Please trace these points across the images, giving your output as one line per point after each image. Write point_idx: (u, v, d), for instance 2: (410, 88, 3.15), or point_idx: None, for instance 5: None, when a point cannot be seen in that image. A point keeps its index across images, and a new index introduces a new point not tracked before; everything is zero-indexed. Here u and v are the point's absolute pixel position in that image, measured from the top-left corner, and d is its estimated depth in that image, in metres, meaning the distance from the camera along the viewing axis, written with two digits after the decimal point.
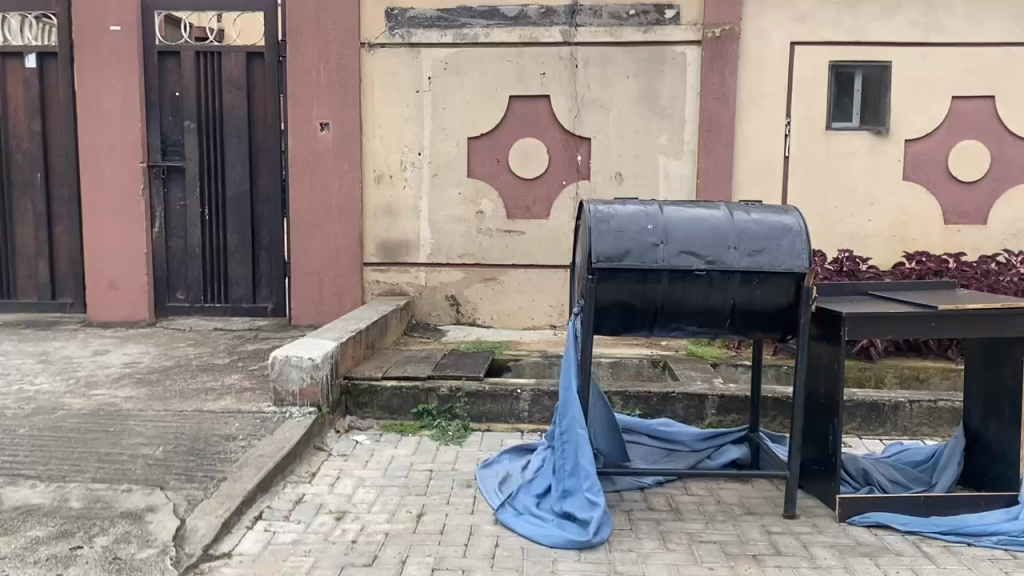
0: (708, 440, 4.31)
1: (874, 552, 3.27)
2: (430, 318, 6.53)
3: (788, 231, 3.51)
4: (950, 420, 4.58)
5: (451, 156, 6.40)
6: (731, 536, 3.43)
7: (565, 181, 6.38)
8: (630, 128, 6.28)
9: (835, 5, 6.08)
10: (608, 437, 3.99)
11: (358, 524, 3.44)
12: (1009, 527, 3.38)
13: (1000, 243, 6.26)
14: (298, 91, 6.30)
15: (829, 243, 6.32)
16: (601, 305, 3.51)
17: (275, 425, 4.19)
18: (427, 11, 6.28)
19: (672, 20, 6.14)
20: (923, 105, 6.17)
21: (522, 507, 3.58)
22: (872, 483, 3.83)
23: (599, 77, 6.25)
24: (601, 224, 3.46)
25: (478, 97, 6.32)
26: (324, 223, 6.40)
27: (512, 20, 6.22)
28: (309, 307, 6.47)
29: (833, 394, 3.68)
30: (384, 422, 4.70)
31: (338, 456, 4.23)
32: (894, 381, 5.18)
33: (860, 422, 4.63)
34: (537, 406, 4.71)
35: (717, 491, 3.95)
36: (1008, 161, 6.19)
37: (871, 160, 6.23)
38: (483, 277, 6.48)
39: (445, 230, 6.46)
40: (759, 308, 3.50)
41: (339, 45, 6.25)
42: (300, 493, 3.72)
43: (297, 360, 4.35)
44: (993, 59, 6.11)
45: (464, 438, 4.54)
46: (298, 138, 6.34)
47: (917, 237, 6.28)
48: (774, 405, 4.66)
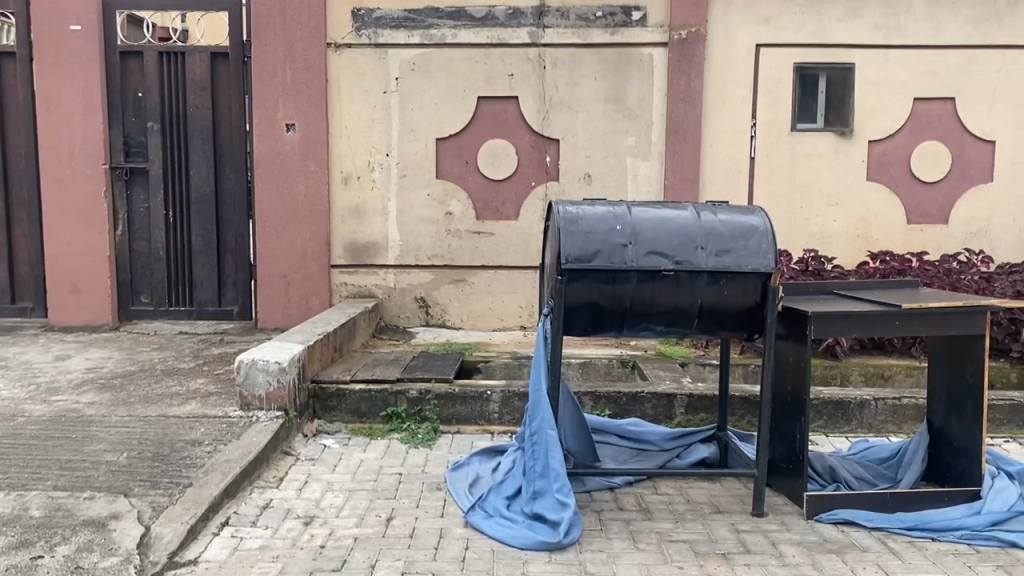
0: (677, 440, 4.33)
1: (841, 549, 3.30)
2: (399, 320, 6.50)
3: (755, 232, 3.54)
4: (914, 417, 4.65)
5: (419, 157, 6.37)
6: (701, 535, 3.44)
7: (534, 182, 6.38)
8: (598, 129, 6.30)
9: (799, 7, 6.14)
10: (578, 437, 3.99)
11: (327, 529, 3.41)
12: (972, 522, 3.44)
13: (961, 242, 6.36)
14: (264, 91, 6.23)
15: (794, 243, 6.39)
16: (570, 305, 3.51)
17: (241, 429, 4.14)
18: (394, 11, 6.24)
19: (638, 22, 6.17)
20: (885, 106, 6.26)
21: (493, 509, 3.56)
22: (839, 480, 3.87)
23: (567, 78, 6.25)
24: (570, 225, 3.45)
25: (447, 98, 6.30)
26: (291, 225, 6.34)
27: (480, 21, 6.21)
28: (276, 310, 6.40)
29: (799, 391, 3.71)
30: (353, 426, 4.66)
31: (306, 460, 4.19)
32: (859, 379, 5.27)
33: (827, 420, 4.68)
34: (507, 407, 4.71)
35: (686, 490, 3.97)
36: (968, 162, 6.30)
37: (835, 161, 6.31)
38: (453, 278, 6.46)
39: (414, 231, 6.43)
40: (726, 307, 3.53)
41: (305, 45, 6.20)
42: (267, 498, 3.68)
43: (263, 363, 4.30)
44: (953, 62, 6.22)
45: (434, 441, 4.51)
46: (264, 138, 6.27)
47: (881, 236, 6.37)
48: (741, 404, 4.70)
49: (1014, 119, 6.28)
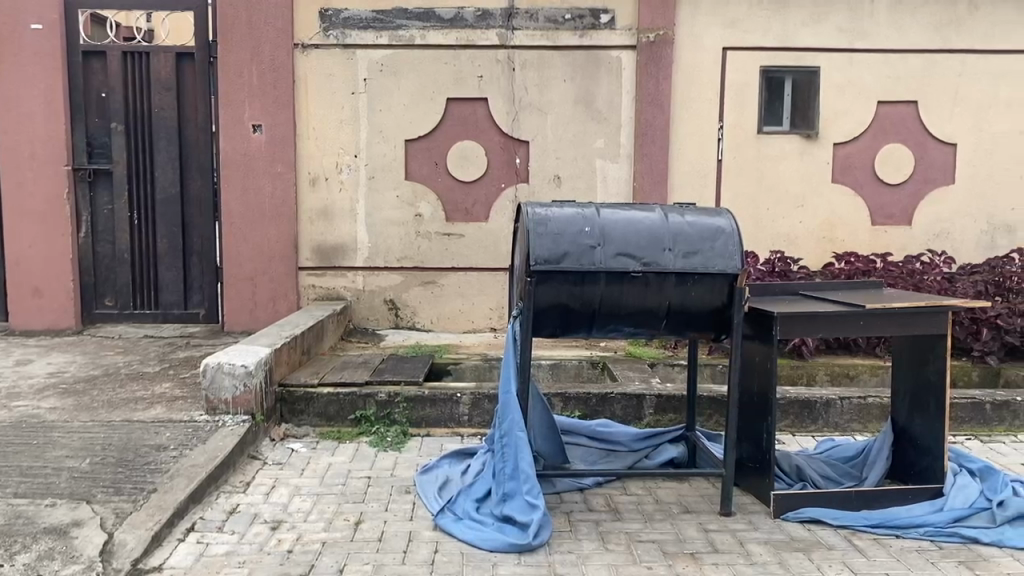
0: (646, 440, 4.35)
1: (807, 547, 3.34)
2: (368, 322, 6.46)
3: (721, 233, 3.57)
4: (879, 416, 4.71)
5: (388, 158, 6.34)
6: (670, 535, 3.46)
7: (503, 184, 6.38)
8: (567, 131, 6.31)
9: (765, 11, 6.21)
10: (547, 438, 4.00)
11: (294, 534, 3.38)
12: (935, 519, 3.50)
13: (925, 243, 6.46)
14: (230, 92, 6.17)
15: (761, 244, 6.45)
16: (540, 307, 3.51)
17: (207, 434, 4.09)
18: (362, 11, 6.21)
19: (607, 25, 6.20)
20: (850, 109, 6.34)
21: (462, 512, 3.55)
22: (805, 479, 3.91)
23: (536, 80, 6.26)
24: (539, 227, 3.45)
25: (415, 99, 6.28)
26: (258, 227, 6.28)
27: (449, 22, 6.20)
28: (243, 313, 6.34)
29: (766, 390, 3.74)
30: (321, 430, 4.63)
31: (273, 464, 4.15)
32: (825, 379, 5.32)
33: (794, 419, 4.73)
34: (477, 409, 4.70)
35: (654, 491, 3.99)
36: (931, 164, 6.41)
37: (801, 163, 6.38)
38: (422, 280, 6.44)
39: (383, 233, 6.40)
40: (694, 308, 3.55)
41: (272, 45, 6.15)
42: (233, 503, 3.64)
43: (229, 367, 4.25)
44: (916, 66, 6.31)
45: (403, 444, 4.49)
46: (230, 139, 6.21)
47: (846, 238, 6.45)
48: (709, 404, 4.73)
49: (975, 122, 6.39)
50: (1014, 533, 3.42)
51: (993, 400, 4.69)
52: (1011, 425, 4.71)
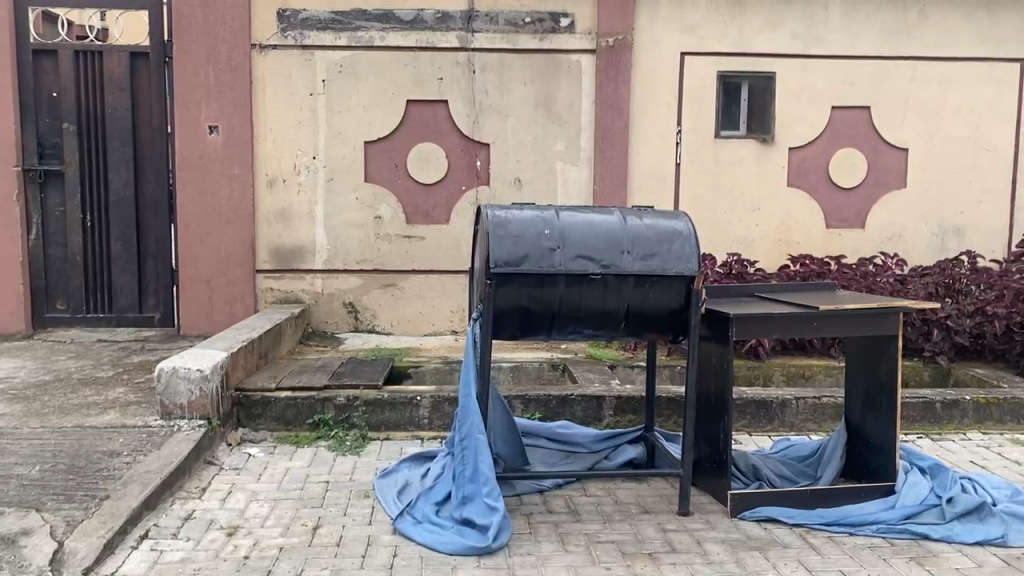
0: (606, 441, 4.38)
1: (763, 546, 3.38)
2: (327, 325, 6.40)
3: (679, 236, 3.61)
4: (833, 415, 4.79)
5: (347, 160, 6.30)
6: (628, 535, 3.48)
7: (464, 186, 6.37)
8: (527, 134, 6.33)
9: (721, 17, 6.31)
10: (507, 441, 4.00)
11: (251, 539, 3.34)
12: (887, 516, 3.57)
13: (877, 245, 6.58)
14: (186, 92, 6.09)
15: (718, 246, 6.53)
16: (499, 310, 3.51)
17: (162, 439, 4.03)
18: (321, 12, 6.17)
19: (567, 28, 6.23)
20: (805, 114, 6.44)
21: (421, 516, 3.54)
22: (761, 478, 3.96)
23: (497, 82, 6.27)
24: (498, 229, 3.45)
25: (375, 100, 6.25)
26: (215, 230, 6.20)
27: (409, 24, 6.19)
28: (199, 316, 6.25)
29: (722, 390, 3.78)
30: (278, 434, 4.58)
31: (230, 470, 4.10)
32: (781, 378, 5.46)
33: (750, 419, 4.79)
34: (437, 412, 4.68)
35: (614, 491, 4.01)
36: (883, 168, 6.54)
37: (757, 167, 6.47)
38: (382, 283, 6.40)
39: (342, 235, 6.35)
40: (652, 309, 3.58)
41: (229, 45, 6.08)
42: (189, 509, 3.58)
43: (184, 371, 4.18)
44: (868, 72, 6.45)
45: (362, 448, 4.46)
46: (185, 141, 6.13)
47: (802, 240, 6.55)
48: (668, 405, 4.77)
49: (925, 128, 6.53)
50: (962, 529, 3.49)
51: (942, 399, 4.79)
52: (960, 423, 4.82)
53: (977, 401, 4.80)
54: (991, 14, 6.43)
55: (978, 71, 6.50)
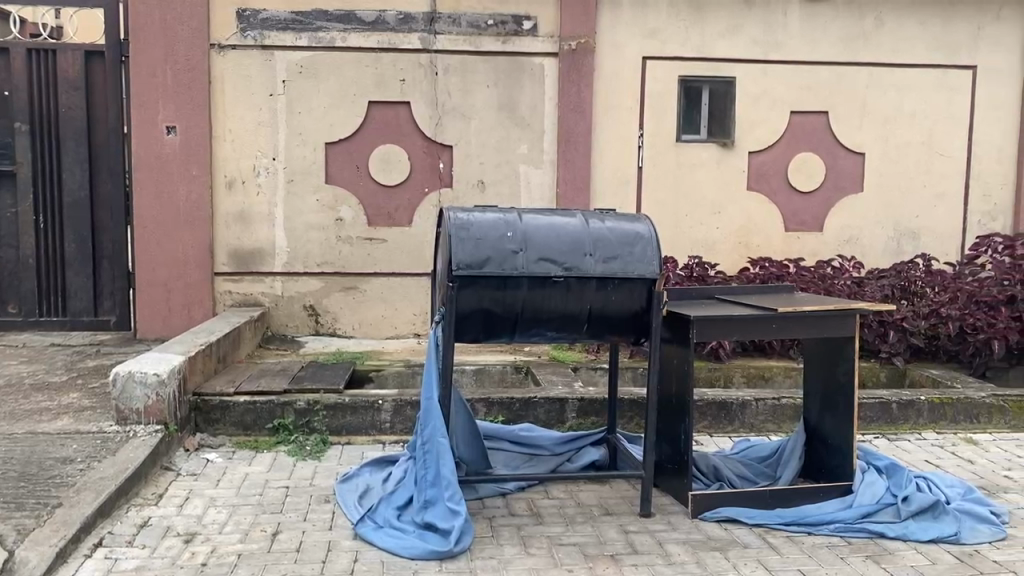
0: (568, 443, 4.38)
1: (723, 546, 3.41)
2: (287, 329, 6.33)
3: (640, 239, 3.62)
4: (792, 416, 4.84)
5: (308, 162, 6.24)
6: (590, 537, 3.49)
7: (427, 189, 6.34)
8: (490, 136, 6.32)
9: (682, 22, 6.37)
10: (470, 444, 3.98)
11: (208, 546, 3.28)
12: (844, 515, 3.62)
13: (835, 249, 6.68)
14: (143, 92, 5.99)
15: (679, 249, 6.57)
16: (461, 313, 3.49)
17: (117, 445, 3.95)
18: (281, 12, 6.11)
19: (529, 31, 6.24)
20: (764, 119, 6.52)
21: (382, 520, 3.51)
22: (722, 479, 3.99)
23: (459, 84, 6.25)
24: (460, 232, 3.44)
25: (337, 101, 6.20)
26: (172, 232, 6.10)
27: (370, 25, 6.15)
28: (156, 320, 6.14)
29: (683, 392, 3.80)
30: (237, 439, 4.51)
31: (187, 475, 4.03)
32: (741, 380, 5.52)
33: (711, 420, 4.82)
34: (399, 416, 4.65)
35: (577, 493, 4.02)
36: (841, 173, 6.64)
37: (717, 171, 6.53)
38: (344, 286, 6.34)
39: (303, 237, 6.29)
40: (614, 312, 3.59)
41: (187, 45, 5.99)
42: (144, 516, 3.52)
43: (141, 375, 4.11)
44: (826, 78, 6.55)
45: (323, 452, 4.41)
46: (142, 141, 6.03)
47: (761, 243, 6.63)
48: (631, 407, 4.80)
49: (881, 133, 6.65)
50: (917, 527, 3.56)
51: (898, 400, 4.88)
52: (915, 423, 4.90)
53: (931, 401, 4.89)
54: (944, 22, 6.57)
55: (932, 77, 6.63)
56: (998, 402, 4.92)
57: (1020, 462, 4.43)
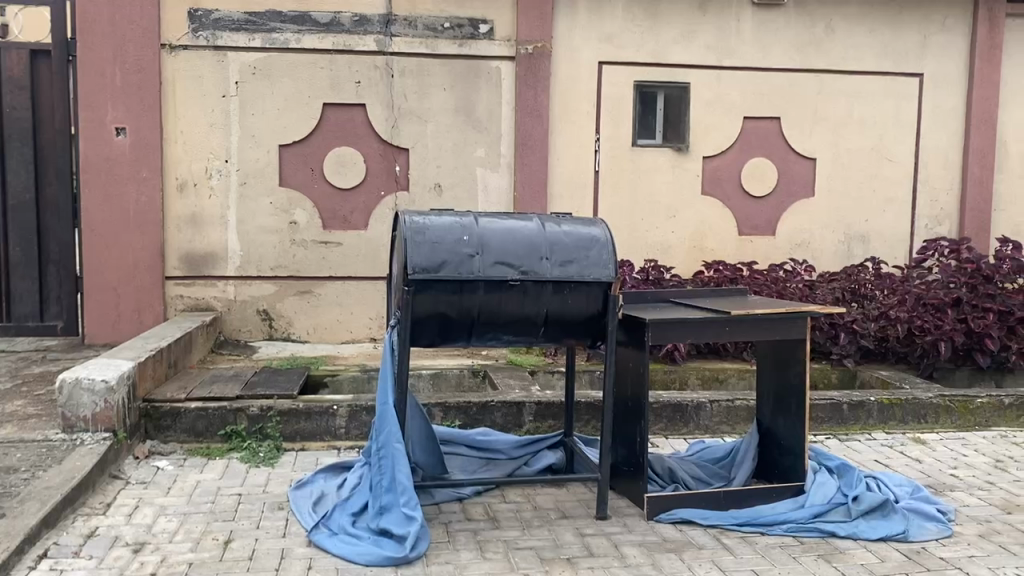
0: (524, 447, 4.38)
1: (679, 547, 3.43)
2: (240, 334, 6.23)
3: (596, 242, 3.64)
4: (746, 417, 4.90)
5: (262, 164, 6.16)
6: (547, 541, 3.49)
7: (383, 192, 6.30)
8: (447, 139, 6.31)
9: (638, 28, 6.43)
10: (426, 449, 3.96)
11: (158, 556, 3.22)
12: (797, 515, 3.67)
13: (787, 252, 6.78)
14: (91, 92, 5.88)
15: (635, 252, 6.62)
16: (418, 317, 3.47)
17: (62, 454, 3.85)
18: (234, 13, 6.03)
19: (486, 35, 6.25)
20: (719, 124, 6.60)
21: (337, 527, 3.47)
22: (677, 481, 4.02)
23: (415, 87, 6.23)
24: (417, 235, 3.42)
25: (291, 104, 6.13)
26: (122, 236, 5.99)
27: (325, 26, 6.10)
28: (105, 325, 6.01)
29: (639, 394, 3.83)
30: (188, 446, 4.43)
31: (136, 484, 3.94)
32: (696, 382, 5.60)
33: (666, 422, 4.86)
34: (354, 421, 4.61)
35: (533, 497, 4.02)
36: (793, 177, 6.75)
37: (673, 175, 6.59)
38: (299, 290, 6.27)
39: (256, 241, 6.20)
40: (570, 316, 3.60)
41: (136, 45, 5.89)
42: (92, 526, 3.43)
43: (88, 382, 4.01)
44: (778, 84, 6.65)
45: (276, 459, 4.35)
46: (90, 143, 5.91)
47: (715, 246, 6.70)
48: (587, 410, 4.82)
49: (832, 138, 6.77)
50: (867, 526, 3.62)
51: (849, 400, 4.96)
52: (866, 423, 5.00)
53: (881, 401, 4.99)
54: (891, 30, 6.72)
55: (880, 84, 6.78)
56: (944, 402, 5.04)
57: (964, 461, 4.54)
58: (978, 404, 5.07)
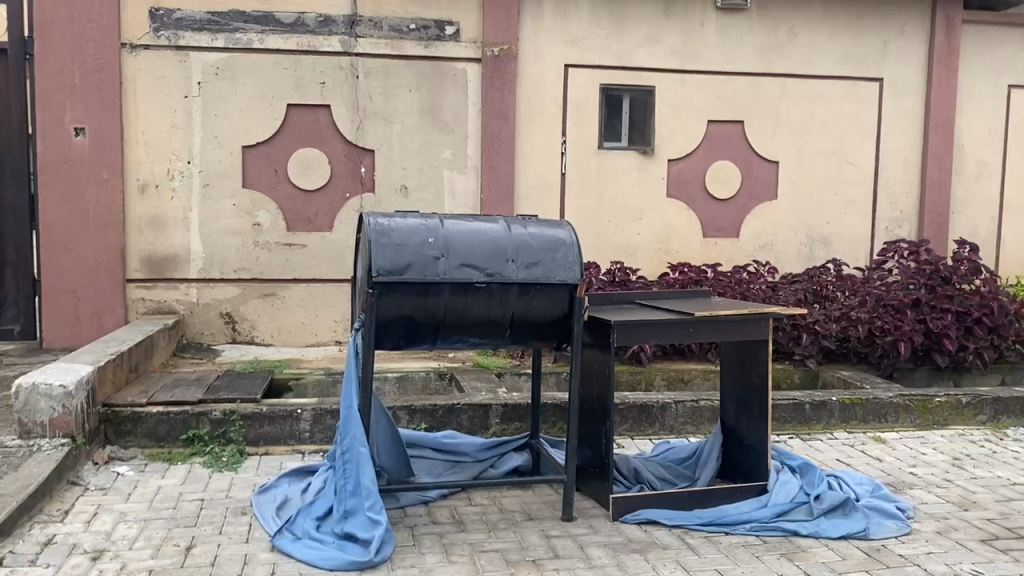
0: (490, 450, 4.38)
1: (644, 548, 3.45)
2: (203, 337, 6.16)
3: (561, 244, 3.66)
4: (710, 418, 4.95)
5: (225, 165, 6.09)
6: (512, 543, 3.49)
7: (348, 194, 6.26)
8: (413, 141, 6.29)
9: (602, 31, 6.46)
10: (391, 452, 3.94)
11: (117, 563, 3.16)
12: (760, 514, 3.71)
13: (751, 254, 6.86)
14: (48, 91, 5.78)
15: (601, 254, 6.65)
16: (382, 320, 3.46)
17: (18, 461, 3.77)
18: (196, 13, 5.96)
19: (452, 37, 6.25)
20: (683, 127, 6.66)
21: (301, 531, 3.44)
22: (642, 481, 4.04)
23: (380, 88, 6.20)
24: (381, 237, 3.40)
25: (254, 104, 6.07)
26: (82, 238, 5.89)
27: (289, 27, 6.06)
28: (64, 329, 5.90)
29: (605, 395, 3.85)
30: (150, 451, 4.37)
31: (96, 490, 3.88)
32: (662, 383, 5.63)
33: (632, 423, 4.88)
34: (319, 426, 4.57)
35: (499, 499, 4.02)
36: (756, 180, 6.83)
37: (638, 177, 6.63)
38: (262, 293, 6.21)
39: (219, 243, 6.14)
40: (536, 318, 3.61)
41: (96, 45, 5.81)
42: (49, 534, 3.37)
43: (47, 387, 3.95)
44: (742, 88, 6.72)
45: (240, 464, 4.31)
46: (47, 143, 5.81)
47: (680, 249, 6.75)
48: (554, 412, 4.83)
49: (795, 142, 6.86)
50: (829, 524, 3.67)
51: (811, 401, 5.03)
52: (828, 422, 5.06)
53: (843, 401, 5.06)
54: (852, 35, 6.82)
55: (841, 89, 6.88)
56: (904, 402, 5.12)
57: (923, 459, 4.62)
58: (936, 403, 5.16)
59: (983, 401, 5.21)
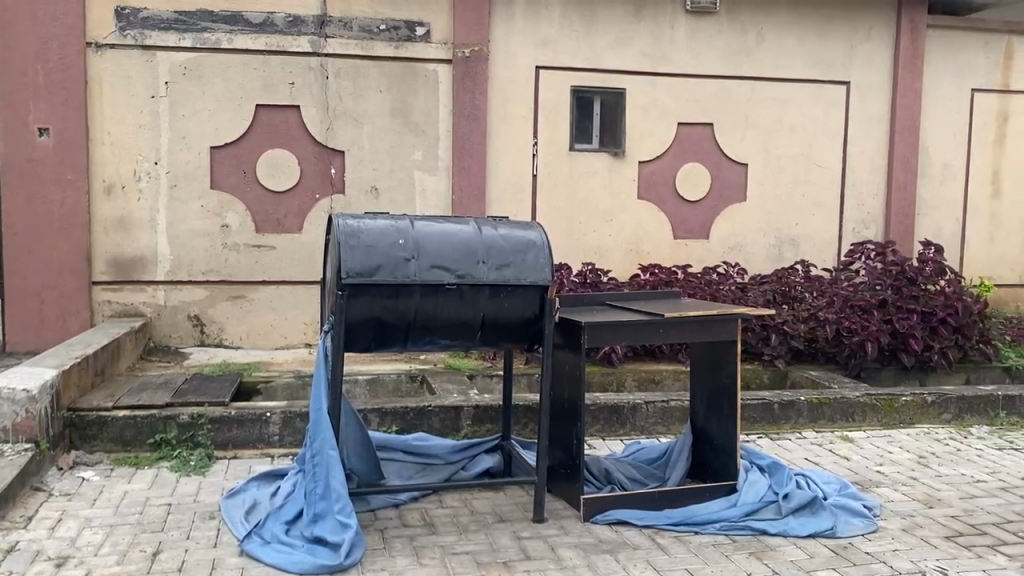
0: (462, 451, 4.37)
1: (614, 548, 3.47)
2: (170, 340, 6.10)
3: (532, 246, 3.66)
4: (681, 418, 4.98)
5: (193, 167, 6.03)
6: (483, 545, 3.48)
7: (318, 195, 6.22)
8: (383, 142, 6.26)
9: (573, 33, 6.48)
10: (361, 455, 3.91)
11: (82, 569, 3.12)
12: (730, 514, 3.74)
13: (720, 255, 6.91)
14: (11, 91, 5.69)
15: (572, 255, 6.66)
16: (352, 321, 3.44)
17: None
18: (163, 12, 5.89)
19: (422, 38, 6.23)
20: (654, 129, 6.70)
21: (270, 536, 3.41)
22: (613, 482, 4.06)
23: (351, 89, 6.17)
24: (350, 239, 3.38)
25: (223, 104, 6.01)
26: (46, 239, 5.81)
27: (257, 27, 6.01)
28: (28, 332, 5.81)
29: (575, 396, 3.86)
30: (115, 456, 4.31)
31: (60, 496, 3.82)
32: (633, 384, 5.66)
33: (603, 424, 4.90)
34: (288, 429, 4.54)
35: (470, 501, 4.02)
36: (726, 182, 6.89)
37: (608, 179, 6.66)
38: (231, 295, 6.15)
39: (187, 245, 6.07)
40: (507, 319, 3.61)
41: (59, 43, 5.72)
42: (12, 541, 3.31)
43: (9, 392, 3.88)
44: (711, 91, 6.78)
45: (208, 468, 4.26)
46: (10, 144, 5.72)
47: (651, 250, 6.79)
48: (525, 413, 4.84)
49: (763, 144, 6.92)
50: (797, 523, 3.70)
51: (780, 401, 5.08)
52: (796, 422, 5.12)
53: (811, 401, 5.12)
54: (819, 38, 6.90)
55: (809, 92, 6.96)
56: (871, 401, 5.19)
57: (888, 457, 4.69)
58: (902, 402, 5.23)
59: (947, 400, 5.29)
